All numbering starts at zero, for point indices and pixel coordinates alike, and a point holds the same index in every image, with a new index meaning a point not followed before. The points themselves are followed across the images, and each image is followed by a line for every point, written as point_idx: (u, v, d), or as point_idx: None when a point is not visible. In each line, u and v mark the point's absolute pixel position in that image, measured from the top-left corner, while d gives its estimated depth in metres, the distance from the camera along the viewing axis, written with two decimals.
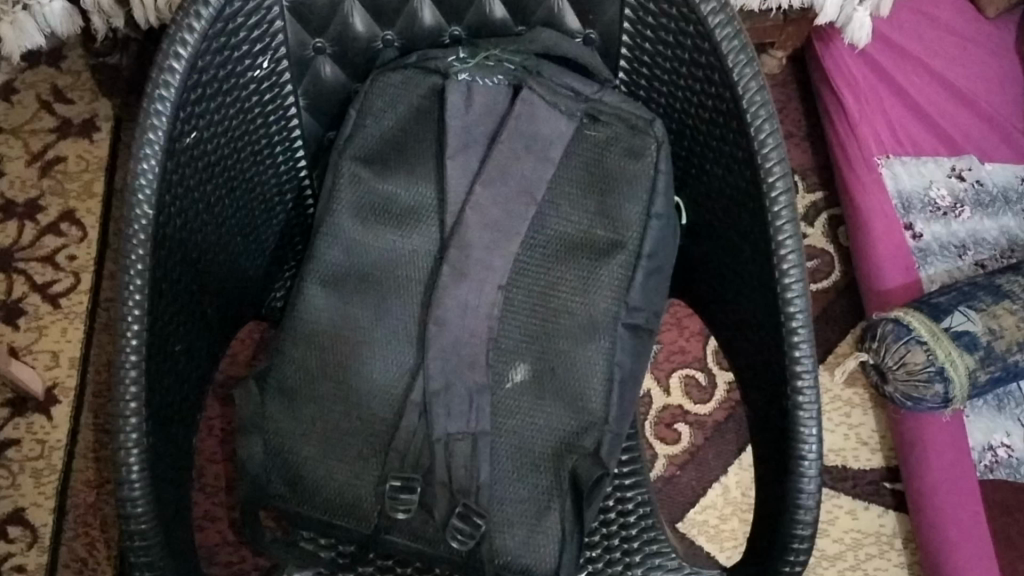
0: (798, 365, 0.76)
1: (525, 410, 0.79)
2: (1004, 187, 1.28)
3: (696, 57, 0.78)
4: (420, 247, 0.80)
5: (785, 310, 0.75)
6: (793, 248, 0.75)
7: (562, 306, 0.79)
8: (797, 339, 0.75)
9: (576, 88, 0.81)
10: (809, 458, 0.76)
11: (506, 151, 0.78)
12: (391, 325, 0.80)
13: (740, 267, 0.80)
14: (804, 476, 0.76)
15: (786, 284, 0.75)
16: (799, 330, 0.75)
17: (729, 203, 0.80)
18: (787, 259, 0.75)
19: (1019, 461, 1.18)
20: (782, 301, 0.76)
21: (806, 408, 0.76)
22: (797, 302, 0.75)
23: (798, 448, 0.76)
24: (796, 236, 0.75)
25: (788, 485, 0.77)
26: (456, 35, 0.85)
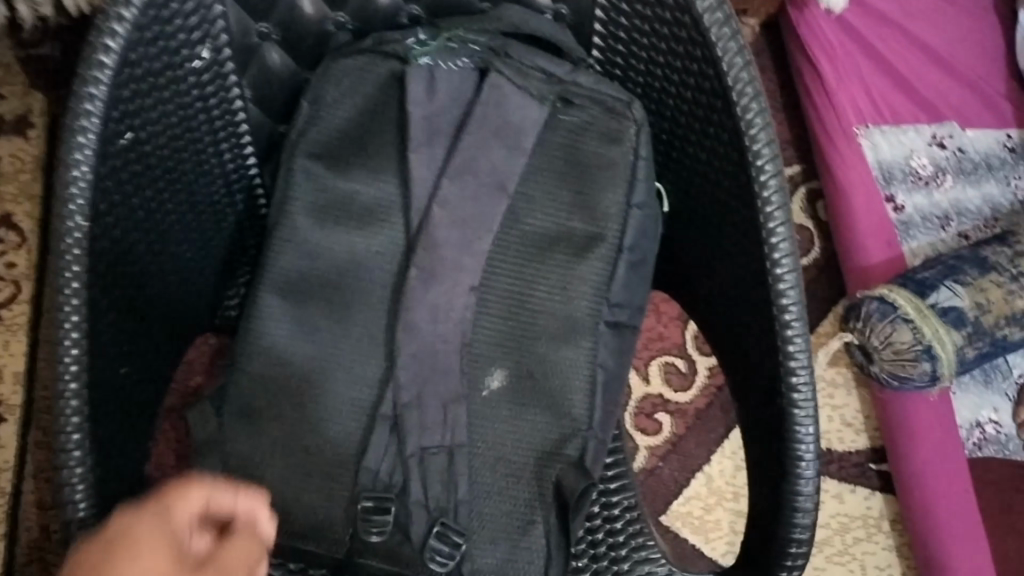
0: (794, 362, 0.71)
1: (504, 419, 0.74)
2: (986, 154, 1.26)
3: (676, 33, 0.71)
4: (384, 248, 0.74)
5: (777, 302, 0.70)
6: (784, 236, 0.70)
7: (538, 308, 0.74)
8: (791, 334, 0.70)
9: (547, 69, 0.73)
10: (806, 459, 0.72)
11: (475, 141, 0.72)
12: (358, 335, 0.74)
13: (728, 259, 0.75)
14: (801, 477, 0.72)
15: (778, 276, 0.70)
16: (793, 324, 0.70)
17: (714, 190, 0.75)
18: (779, 248, 0.70)
19: (1007, 436, 1.15)
20: (774, 293, 0.70)
21: (802, 407, 0.71)
22: (790, 293, 0.70)
23: (794, 449, 0.72)
24: (788, 223, 0.70)
25: (785, 487, 0.73)
26: (414, 14, 0.79)
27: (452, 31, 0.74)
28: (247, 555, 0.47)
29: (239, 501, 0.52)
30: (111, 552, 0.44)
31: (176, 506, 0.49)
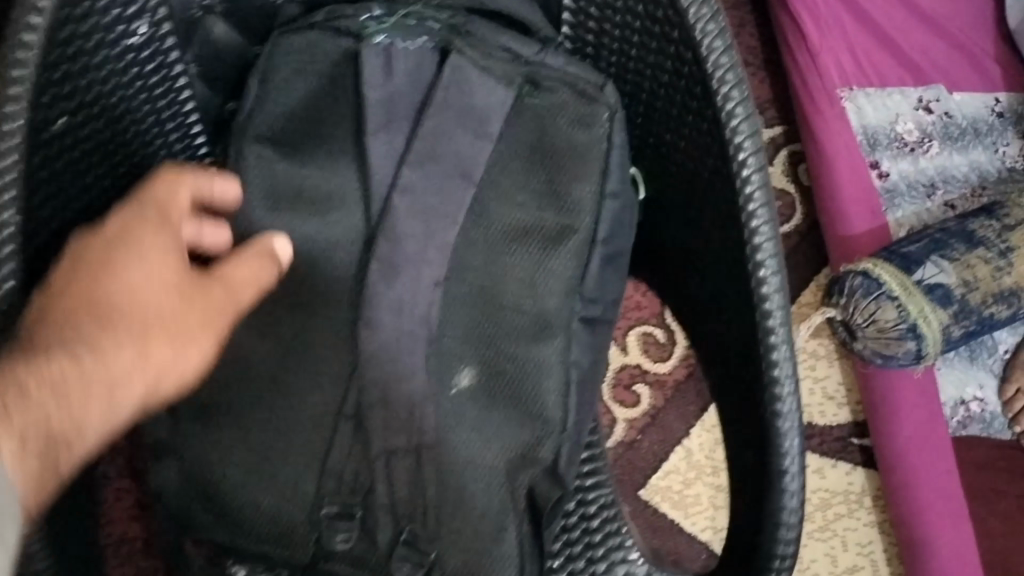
0: (777, 369, 0.67)
1: (471, 423, 0.70)
2: (974, 119, 1.21)
3: (650, 11, 0.67)
4: (342, 239, 0.69)
5: (761, 307, 0.67)
6: (768, 236, 0.66)
7: (506, 303, 0.70)
8: (775, 340, 0.67)
9: (513, 48, 0.69)
10: (790, 471, 0.69)
11: (436, 127, 0.67)
12: (316, 335, 0.70)
13: (709, 254, 0.71)
14: (786, 490, 0.69)
15: (762, 278, 0.67)
16: (777, 329, 0.67)
17: (693, 180, 0.70)
18: (762, 248, 0.66)
19: (992, 414, 1.13)
20: (757, 296, 0.67)
21: (786, 417, 0.68)
22: (773, 295, 0.67)
23: (778, 462, 0.69)
24: (772, 221, 0.66)
25: (769, 496, 0.70)
26: None
27: (411, 7, 0.70)
28: (246, 268, 0.59)
29: (217, 185, 0.63)
30: (112, 247, 0.55)
31: (166, 194, 0.58)
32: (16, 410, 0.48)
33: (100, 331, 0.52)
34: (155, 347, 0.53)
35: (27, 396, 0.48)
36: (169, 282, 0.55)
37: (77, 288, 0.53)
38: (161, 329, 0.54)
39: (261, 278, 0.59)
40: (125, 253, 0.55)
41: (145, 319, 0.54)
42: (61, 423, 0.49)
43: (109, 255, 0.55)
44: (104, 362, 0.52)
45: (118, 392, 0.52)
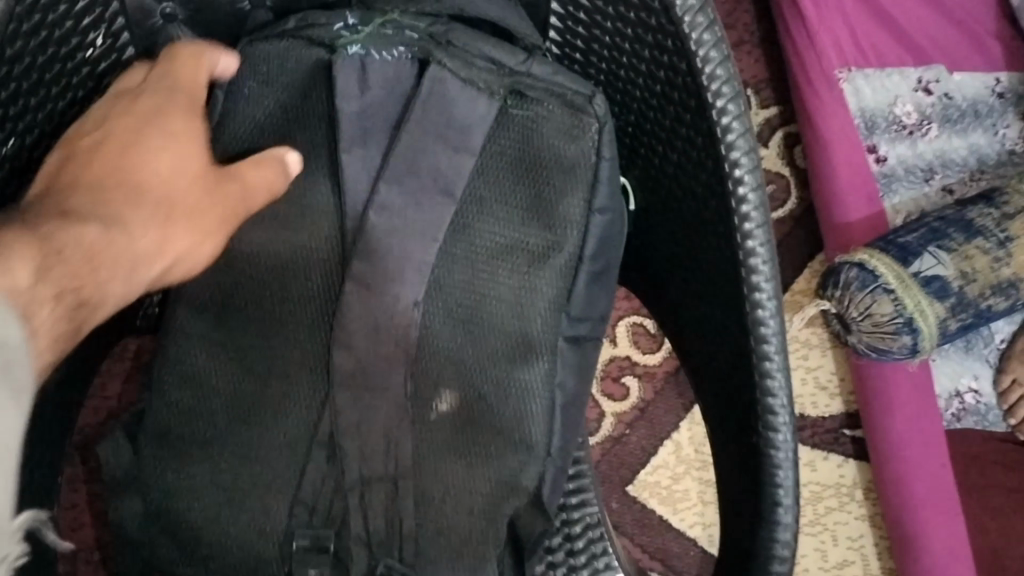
0: (773, 401, 0.65)
1: (452, 451, 0.66)
2: (974, 100, 1.17)
3: (644, 19, 0.62)
4: (315, 258, 0.65)
5: (756, 332, 0.64)
6: (766, 257, 0.63)
7: (490, 326, 0.66)
8: (770, 367, 0.64)
9: (496, 58, 0.64)
10: (785, 504, 0.67)
11: (416, 142, 0.63)
12: (288, 362, 0.66)
13: (703, 272, 0.68)
14: (780, 522, 0.67)
15: (760, 303, 0.64)
16: (773, 357, 0.64)
17: (687, 195, 0.67)
18: (760, 271, 0.63)
19: (987, 406, 1.11)
20: (752, 321, 0.64)
21: (781, 448, 0.66)
22: (770, 320, 0.64)
23: (773, 494, 0.67)
24: (769, 243, 0.63)
25: (764, 522, 0.68)
26: None
27: (387, 15, 0.64)
28: (263, 170, 0.61)
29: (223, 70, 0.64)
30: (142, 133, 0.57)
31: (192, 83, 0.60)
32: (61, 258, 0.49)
33: (129, 207, 0.54)
34: (175, 230, 0.56)
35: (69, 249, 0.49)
36: (192, 170, 0.58)
37: (113, 177, 0.55)
38: (181, 215, 0.56)
39: (275, 185, 0.62)
40: (149, 138, 0.57)
41: (169, 202, 0.56)
42: (92, 285, 0.50)
43: (134, 137, 0.56)
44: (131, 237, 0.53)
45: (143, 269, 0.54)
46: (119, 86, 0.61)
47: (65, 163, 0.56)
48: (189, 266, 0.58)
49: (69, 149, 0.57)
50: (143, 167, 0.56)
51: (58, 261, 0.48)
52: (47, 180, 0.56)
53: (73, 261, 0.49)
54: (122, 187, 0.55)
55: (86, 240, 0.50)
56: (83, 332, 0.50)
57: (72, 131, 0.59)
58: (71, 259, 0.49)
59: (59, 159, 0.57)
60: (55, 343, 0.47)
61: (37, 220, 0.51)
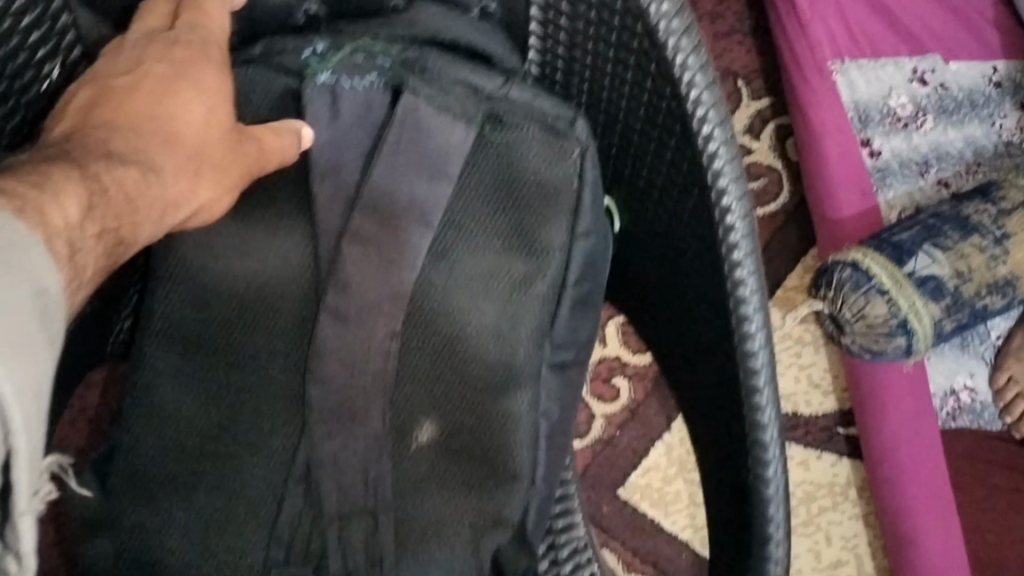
0: (765, 438, 0.64)
1: (434, 482, 0.64)
2: (970, 90, 1.14)
3: (626, 41, 0.61)
4: (288, 291, 0.63)
5: (747, 364, 0.63)
6: (755, 289, 0.62)
7: (469, 357, 0.63)
8: (760, 404, 0.64)
9: (473, 83, 0.62)
10: (777, 539, 0.65)
11: (388, 169, 0.60)
12: (260, 401, 0.63)
13: (690, 299, 0.67)
14: (771, 557, 0.66)
15: (749, 333, 0.63)
16: (763, 392, 0.64)
17: (669, 223, 0.66)
18: (750, 304, 0.62)
19: (982, 406, 1.10)
20: (741, 354, 0.63)
21: (772, 482, 0.65)
22: (760, 350, 0.63)
23: (762, 529, 0.66)
24: (758, 274, 0.62)
25: (753, 554, 0.67)
26: (312, 13, 0.65)
27: (357, 41, 0.62)
28: (281, 137, 0.59)
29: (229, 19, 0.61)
30: (175, 80, 0.55)
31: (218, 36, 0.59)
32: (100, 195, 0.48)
33: (161, 154, 0.53)
34: (202, 181, 0.55)
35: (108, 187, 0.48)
36: (222, 122, 0.56)
37: (145, 122, 0.53)
38: (209, 166, 0.55)
39: (291, 150, 0.59)
40: (183, 85, 0.55)
41: (199, 151, 0.54)
42: (127, 225, 0.50)
43: (168, 83, 0.55)
44: (163, 183, 0.52)
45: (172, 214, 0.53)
46: (146, 30, 0.59)
47: (97, 101, 0.54)
48: (210, 214, 0.57)
49: (98, 87, 0.55)
50: (175, 115, 0.54)
51: (101, 202, 0.47)
52: (76, 116, 0.54)
53: (110, 203, 0.48)
54: (156, 132, 0.53)
55: (123, 183, 0.50)
56: (111, 268, 0.50)
57: (99, 67, 0.57)
58: (109, 203, 0.48)
59: (90, 95, 0.55)
60: (88, 281, 0.47)
61: (73, 156, 0.49)
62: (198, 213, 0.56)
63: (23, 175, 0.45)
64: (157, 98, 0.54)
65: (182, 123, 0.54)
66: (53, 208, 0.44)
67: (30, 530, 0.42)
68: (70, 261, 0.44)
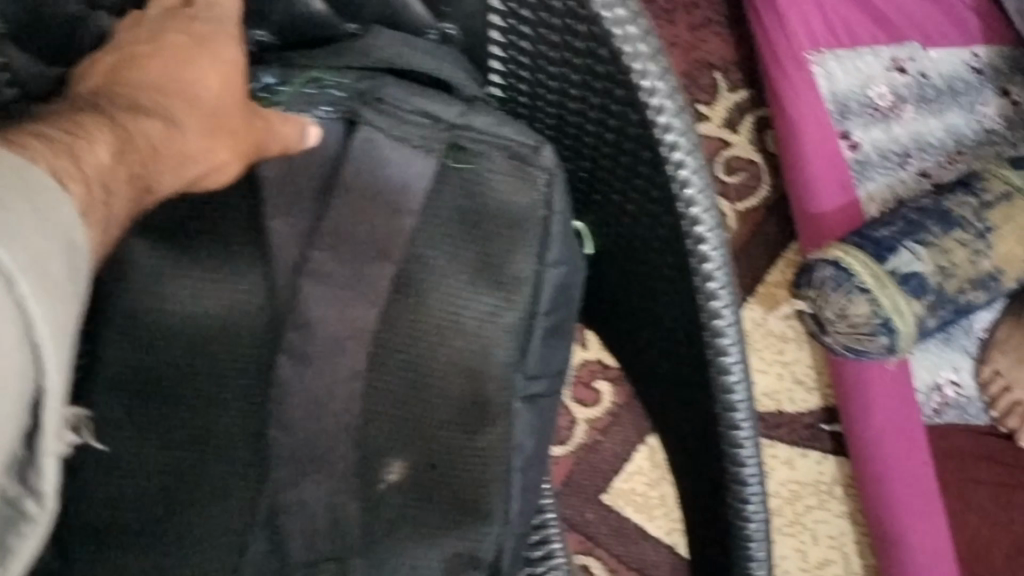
0: (745, 470, 0.65)
1: (403, 523, 0.61)
2: (951, 77, 1.11)
3: (591, 65, 0.58)
4: (245, 333, 0.60)
5: (725, 398, 0.63)
6: (731, 320, 0.61)
7: (435, 394, 0.61)
8: (740, 436, 0.64)
9: (432, 112, 0.60)
10: (757, 558, 0.67)
11: (346, 206, 0.59)
12: (219, 446, 0.60)
13: (667, 324, 0.66)
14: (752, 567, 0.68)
15: (727, 366, 0.62)
16: (743, 427, 0.63)
17: (640, 252, 0.65)
18: (727, 335, 0.61)
19: (967, 400, 1.08)
20: (719, 386, 0.62)
21: (753, 507, 0.66)
22: (739, 388, 0.62)
23: (745, 548, 0.67)
24: (734, 304, 0.61)
25: (737, 565, 0.69)
26: (261, 40, 0.65)
27: (310, 75, 0.61)
28: (286, 124, 0.57)
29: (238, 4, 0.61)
30: (194, 47, 0.56)
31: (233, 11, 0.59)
32: (124, 148, 0.49)
33: (179, 116, 0.54)
34: (219, 143, 0.55)
35: (130, 139, 0.50)
36: (238, 91, 0.56)
37: (165, 86, 0.54)
38: (226, 130, 0.55)
39: (291, 144, 0.58)
40: (204, 53, 0.56)
41: (215, 116, 0.55)
42: (151, 172, 0.51)
43: (190, 50, 0.55)
44: (179, 141, 0.53)
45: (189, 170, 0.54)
46: (165, 7, 0.58)
47: (123, 63, 0.55)
48: (219, 180, 0.57)
49: (118, 52, 0.55)
50: (195, 79, 0.55)
51: (131, 149, 0.49)
52: (100, 77, 0.55)
53: (136, 152, 0.50)
54: (177, 93, 0.54)
55: (147, 135, 0.51)
56: (139, 211, 0.51)
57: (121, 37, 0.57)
58: (135, 153, 0.50)
59: (114, 60, 0.55)
60: (119, 224, 0.49)
61: (101, 109, 0.51)
62: (211, 175, 0.56)
63: (56, 121, 0.47)
64: (177, 62, 0.55)
65: (201, 87, 0.55)
66: (85, 151, 0.46)
67: (54, 471, 0.39)
68: (104, 204, 0.46)
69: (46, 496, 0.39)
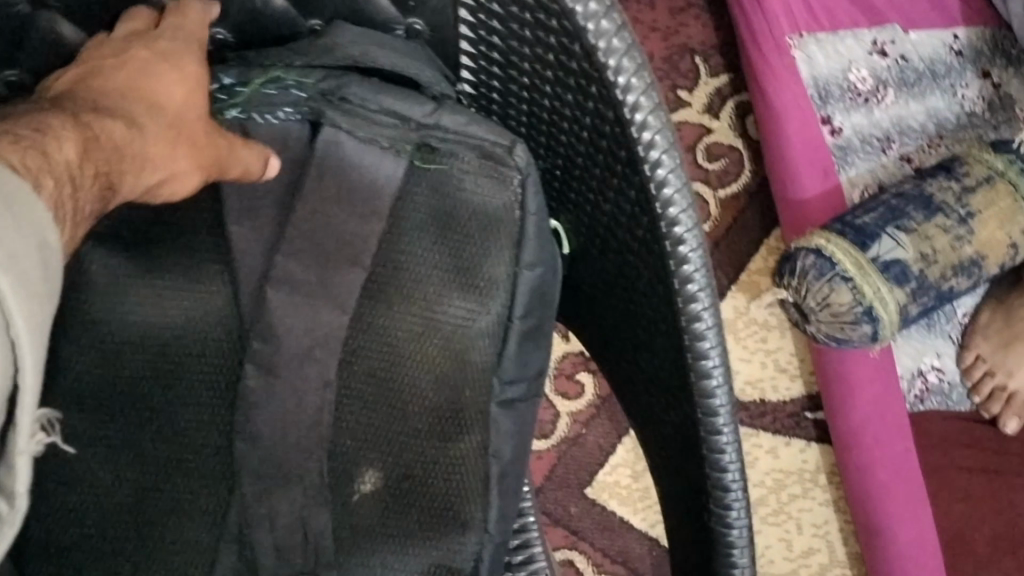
0: (727, 476, 0.64)
1: (379, 532, 0.60)
2: (931, 60, 1.09)
3: (564, 61, 0.56)
4: (208, 351, 0.58)
5: (706, 402, 0.61)
6: (712, 323, 0.60)
7: (409, 404, 0.59)
8: (722, 442, 0.63)
9: (399, 112, 0.57)
10: (740, 564, 0.66)
11: (311, 211, 0.57)
12: (188, 457, 0.59)
13: (647, 327, 0.65)
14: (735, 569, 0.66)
15: (708, 370, 0.61)
16: (724, 431, 0.62)
17: (617, 253, 0.64)
18: (708, 339, 0.60)
19: (950, 385, 1.08)
20: (699, 390, 0.61)
21: (734, 513, 0.65)
22: (719, 392, 0.61)
23: (728, 553, 0.66)
24: (714, 307, 0.59)
25: (719, 568, 0.68)
26: (221, 38, 0.64)
27: (270, 75, 0.58)
28: (248, 151, 0.56)
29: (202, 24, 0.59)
30: (156, 58, 0.54)
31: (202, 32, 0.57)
32: (88, 147, 0.47)
33: (142, 121, 0.51)
34: (180, 152, 0.53)
35: (94, 139, 0.48)
36: (203, 103, 0.54)
37: (124, 93, 0.52)
38: (187, 139, 0.53)
39: (252, 171, 0.56)
40: (166, 63, 0.54)
41: (178, 124, 0.53)
42: (114, 176, 0.49)
43: (153, 62, 0.54)
44: (141, 146, 0.51)
45: (149, 177, 0.51)
46: (131, 27, 0.57)
47: (82, 73, 0.53)
48: (177, 191, 0.54)
49: (78, 66, 0.53)
50: (157, 88, 0.53)
51: (96, 149, 0.47)
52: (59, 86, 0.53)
53: (101, 152, 0.47)
54: (140, 101, 0.52)
55: (111, 135, 0.49)
56: (99, 215, 0.48)
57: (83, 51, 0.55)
58: (100, 151, 0.47)
59: (74, 70, 0.53)
60: (82, 228, 0.47)
61: (60, 109, 0.48)
62: (169, 184, 0.53)
63: (18, 121, 0.45)
64: (137, 74, 0.53)
65: (162, 96, 0.53)
66: (50, 150, 0.44)
67: (26, 471, 0.41)
68: (68, 202, 0.44)
69: (19, 487, 0.41)
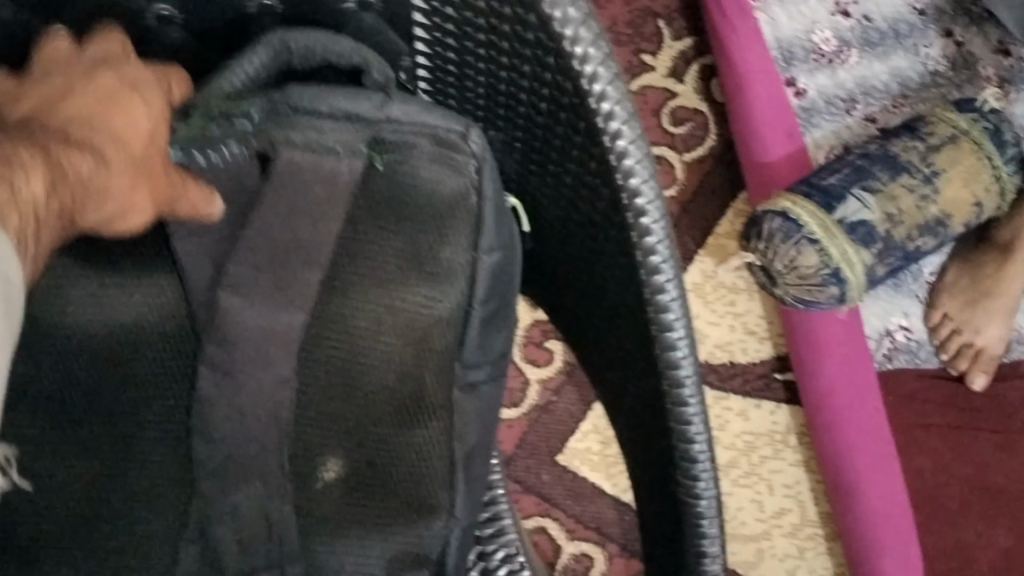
0: (694, 446, 0.64)
1: (345, 521, 0.59)
2: (894, 20, 1.08)
3: (519, 31, 0.55)
4: (166, 352, 0.59)
5: (673, 375, 0.62)
6: (675, 295, 0.60)
7: (371, 390, 0.59)
8: (689, 411, 0.63)
9: (348, 111, 0.56)
10: (711, 533, 0.67)
11: (269, 213, 0.56)
12: (152, 455, 0.58)
13: (611, 307, 0.66)
14: (704, 536, 0.67)
15: (673, 342, 0.61)
16: (691, 403, 0.62)
17: (575, 230, 0.64)
18: (672, 319, 0.60)
19: (917, 344, 1.09)
20: (664, 367, 0.62)
21: (702, 479, 0.65)
22: (684, 362, 0.61)
23: (697, 524, 0.67)
24: (678, 281, 0.60)
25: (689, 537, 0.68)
26: (165, 14, 0.61)
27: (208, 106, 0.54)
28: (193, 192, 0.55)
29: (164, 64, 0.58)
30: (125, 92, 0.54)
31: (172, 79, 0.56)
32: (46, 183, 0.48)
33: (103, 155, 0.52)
34: (138, 191, 0.53)
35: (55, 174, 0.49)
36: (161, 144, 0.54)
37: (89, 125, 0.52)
38: (144, 179, 0.53)
39: (197, 211, 0.55)
40: (134, 99, 0.54)
41: (141, 162, 0.53)
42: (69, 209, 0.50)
43: (120, 94, 0.53)
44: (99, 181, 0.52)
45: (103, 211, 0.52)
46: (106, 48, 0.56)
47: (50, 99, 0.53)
48: (129, 226, 0.54)
49: (51, 83, 0.54)
50: (123, 120, 0.53)
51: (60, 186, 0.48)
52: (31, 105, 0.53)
53: (67, 187, 0.49)
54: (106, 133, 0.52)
55: (76, 169, 0.50)
56: (56, 243, 0.51)
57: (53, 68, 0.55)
58: (64, 186, 0.49)
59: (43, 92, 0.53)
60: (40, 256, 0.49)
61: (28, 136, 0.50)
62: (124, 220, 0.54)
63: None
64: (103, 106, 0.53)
65: (126, 130, 0.53)
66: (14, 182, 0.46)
67: None
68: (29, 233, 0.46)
69: None
